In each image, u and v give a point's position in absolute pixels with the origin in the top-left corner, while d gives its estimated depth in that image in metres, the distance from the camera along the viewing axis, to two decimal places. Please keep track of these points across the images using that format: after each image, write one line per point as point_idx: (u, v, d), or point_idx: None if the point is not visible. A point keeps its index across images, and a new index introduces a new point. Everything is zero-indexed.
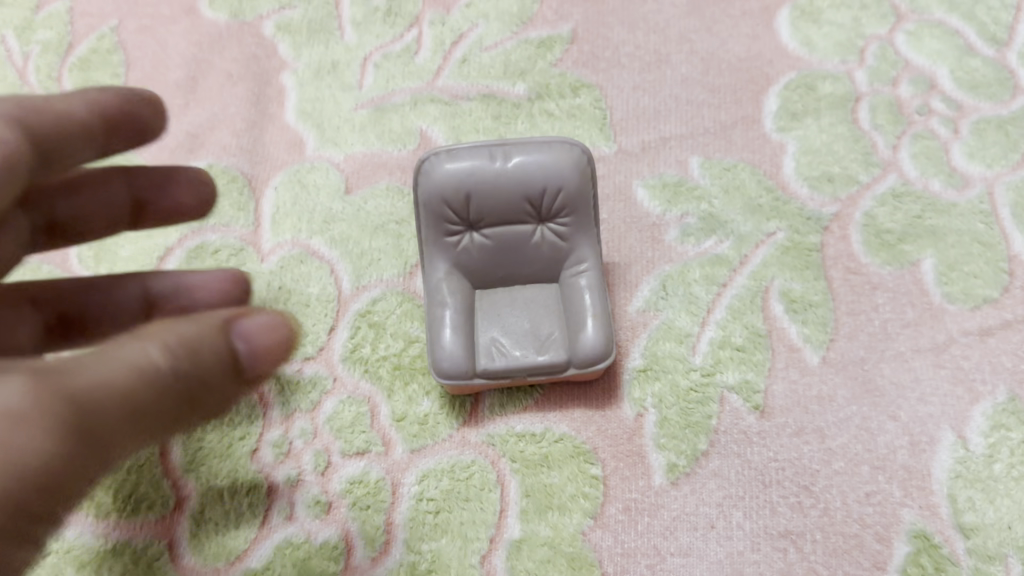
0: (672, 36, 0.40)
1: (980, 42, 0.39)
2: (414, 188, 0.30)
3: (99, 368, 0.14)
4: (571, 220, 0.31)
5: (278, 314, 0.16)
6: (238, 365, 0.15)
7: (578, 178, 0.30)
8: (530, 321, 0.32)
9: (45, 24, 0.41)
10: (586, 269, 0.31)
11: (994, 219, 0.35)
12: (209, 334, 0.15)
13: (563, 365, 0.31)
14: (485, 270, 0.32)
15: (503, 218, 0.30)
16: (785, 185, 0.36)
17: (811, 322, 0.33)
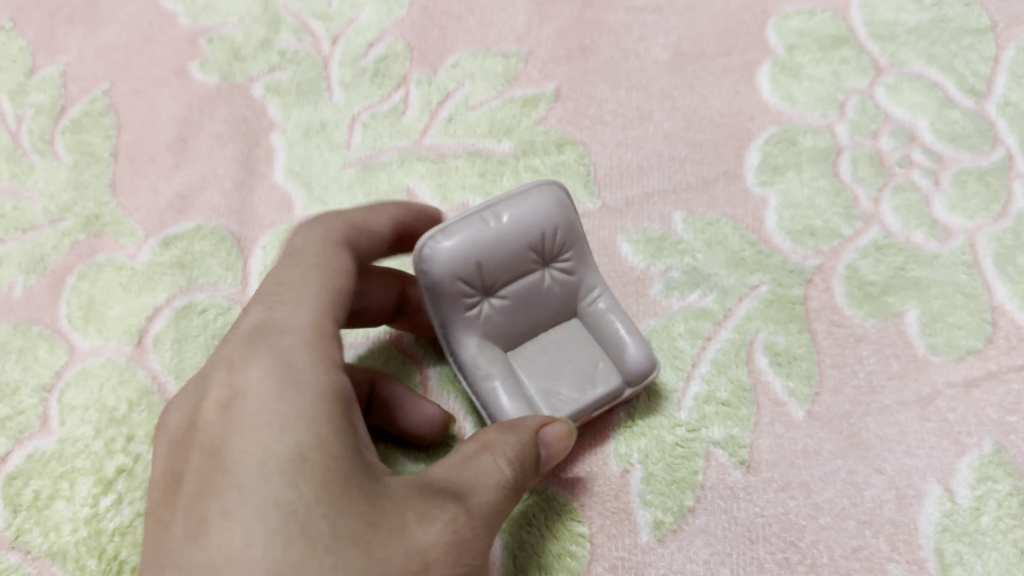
0: (655, 93, 0.40)
1: (959, 94, 0.39)
2: (421, 278, 0.30)
3: (475, 492, 0.24)
4: (573, 255, 0.32)
5: (562, 423, 0.27)
6: (545, 462, 0.26)
7: (566, 212, 0.31)
8: (571, 361, 0.32)
9: (37, 87, 0.42)
10: (600, 295, 0.32)
11: (977, 269, 0.35)
12: (528, 436, 0.26)
13: (619, 389, 0.31)
14: (512, 330, 0.32)
15: (517, 270, 0.31)
16: (767, 239, 0.37)
17: (796, 376, 0.33)
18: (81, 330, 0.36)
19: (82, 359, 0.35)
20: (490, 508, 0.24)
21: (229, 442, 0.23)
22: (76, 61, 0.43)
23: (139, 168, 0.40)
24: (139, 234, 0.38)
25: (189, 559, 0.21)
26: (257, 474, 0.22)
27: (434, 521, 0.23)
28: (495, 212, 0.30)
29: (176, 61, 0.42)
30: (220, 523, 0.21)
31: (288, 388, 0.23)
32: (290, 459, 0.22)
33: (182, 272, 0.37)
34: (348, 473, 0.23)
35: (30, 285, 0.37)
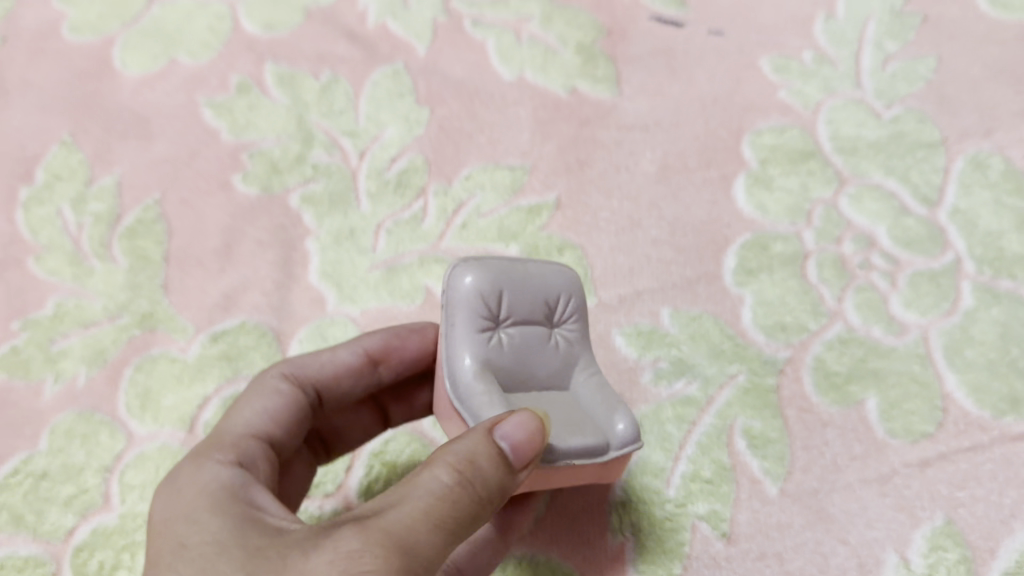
0: (644, 202, 0.46)
1: (913, 202, 0.44)
2: (452, 291, 0.33)
3: (399, 508, 0.25)
4: (578, 328, 0.35)
5: (518, 416, 0.27)
6: (505, 460, 0.26)
7: (580, 290, 0.35)
8: (566, 416, 0.32)
9: (96, 197, 0.47)
10: (594, 371, 0.35)
11: (929, 360, 0.40)
12: (477, 442, 0.26)
13: (604, 448, 0.31)
14: (512, 370, 0.33)
15: (527, 315, 0.34)
16: (744, 333, 0.42)
17: (771, 457, 0.38)
18: (139, 417, 0.41)
19: (138, 444, 0.40)
20: (413, 514, 0.25)
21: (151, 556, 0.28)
22: (130, 172, 0.48)
23: (188, 270, 0.45)
24: (189, 331, 0.43)
25: None
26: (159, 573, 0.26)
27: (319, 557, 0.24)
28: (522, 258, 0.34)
29: (219, 173, 0.48)
30: None
31: (183, 499, 0.29)
32: (178, 551, 0.27)
33: (228, 364, 0.42)
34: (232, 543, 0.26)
35: (91, 376, 0.42)
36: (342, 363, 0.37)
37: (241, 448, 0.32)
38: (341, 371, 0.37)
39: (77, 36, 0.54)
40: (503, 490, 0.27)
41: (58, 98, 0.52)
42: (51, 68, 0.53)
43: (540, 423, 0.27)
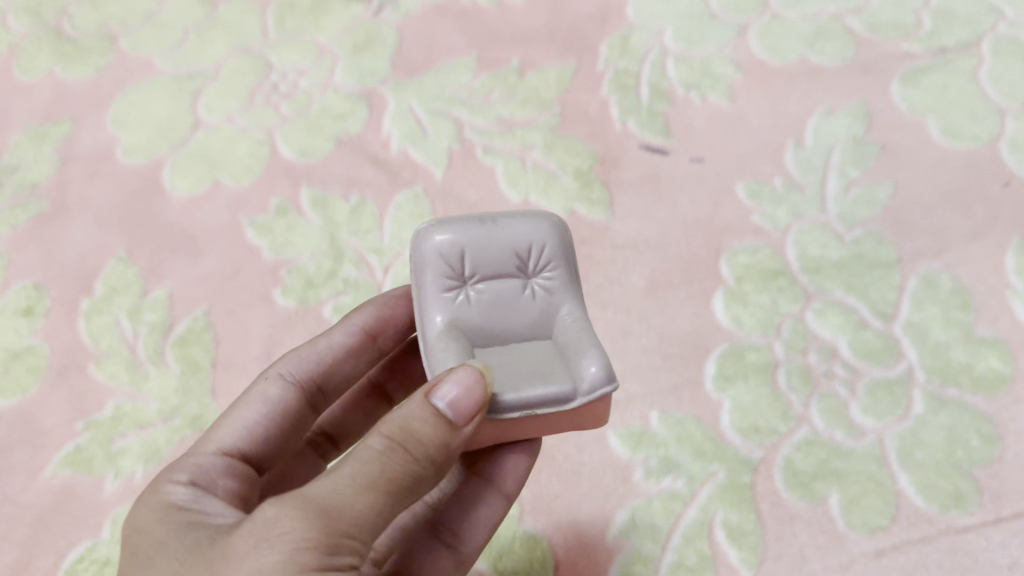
0: (635, 314, 0.52)
1: (872, 317, 0.51)
2: (417, 251, 0.38)
3: (338, 471, 0.29)
4: (553, 276, 0.38)
5: (456, 373, 0.31)
6: (444, 419, 0.30)
7: (556, 236, 0.38)
8: (533, 364, 0.35)
9: (150, 307, 0.54)
10: (571, 316, 0.37)
11: (884, 460, 0.46)
12: (417, 406, 0.30)
13: (569, 394, 0.34)
14: (482, 325, 0.37)
15: (494, 262, 0.37)
16: (722, 434, 0.47)
17: (746, 547, 0.44)
18: None
19: None
20: (348, 474, 0.29)
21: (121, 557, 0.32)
22: (179, 285, 0.54)
23: (233, 375, 0.51)
24: None
25: None
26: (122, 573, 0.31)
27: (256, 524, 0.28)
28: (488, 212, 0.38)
29: (261, 288, 0.54)
30: None
31: (141, 504, 0.33)
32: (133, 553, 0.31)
33: None
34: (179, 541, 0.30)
35: (149, 472, 0.48)
36: (335, 346, 0.42)
37: (205, 465, 0.35)
38: (336, 353, 0.42)
39: (131, 157, 0.61)
40: (445, 446, 0.30)
41: (116, 216, 0.58)
42: (108, 189, 0.60)
43: (479, 380, 0.31)
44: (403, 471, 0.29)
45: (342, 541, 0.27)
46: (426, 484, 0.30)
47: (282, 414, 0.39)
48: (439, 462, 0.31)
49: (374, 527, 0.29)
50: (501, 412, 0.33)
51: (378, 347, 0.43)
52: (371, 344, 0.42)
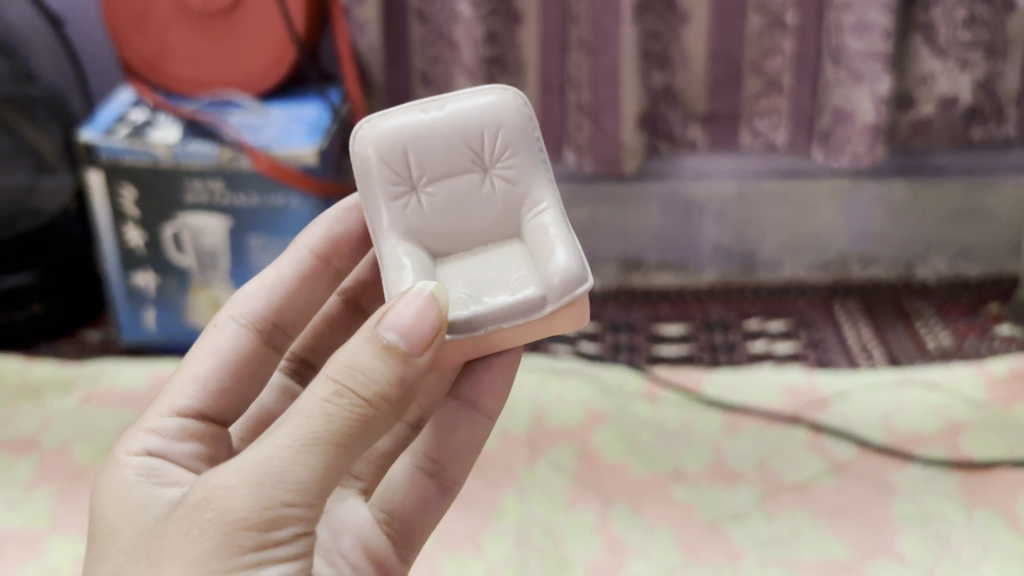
0: None
1: None
2: (387, 155, 0.92)
3: (299, 427, 0.71)
4: (499, 171, 0.94)
5: (403, 325, 0.73)
6: (388, 355, 0.72)
7: (485, 133, 0.93)
8: (501, 275, 0.91)
9: None
10: (529, 204, 0.95)
11: None
12: (375, 351, 0.72)
13: (534, 297, 0.88)
14: (436, 222, 0.94)
15: (450, 168, 0.93)
16: None
17: None
18: None
19: None
20: (302, 432, 0.71)
21: (118, 498, 0.80)
22: None
23: None
24: None
25: (114, 531, 0.78)
26: (122, 516, 0.78)
27: (228, 493, 0.70)
28: (432, 127, 0.93)
29: None
30: (117, 532, 0.77)
31: (127, 491, 0.80)
32: (135, 511, 0.78)
33: None
34: (154, 515, 0.77)
35: None
36: (293, 289, 0.99)
37: (155, 445, 0.85)
38: (292, 307, 0.99)
39: None
40: (394, 363, 0.72)
41: None
42: None
43: (415, 325, 0.73)
44: (321, 427, 0.71)
45: (272, 500, 0.70)
46: (365, 413, 0.72)
47: (232, 346, 0.94)
48: (377, 391, 0.72)
49: (312, 460, 0.71)
50: (479, 312, 0.86)
51: (332, 264, 1.01)
52: (326, 264, 1.00)
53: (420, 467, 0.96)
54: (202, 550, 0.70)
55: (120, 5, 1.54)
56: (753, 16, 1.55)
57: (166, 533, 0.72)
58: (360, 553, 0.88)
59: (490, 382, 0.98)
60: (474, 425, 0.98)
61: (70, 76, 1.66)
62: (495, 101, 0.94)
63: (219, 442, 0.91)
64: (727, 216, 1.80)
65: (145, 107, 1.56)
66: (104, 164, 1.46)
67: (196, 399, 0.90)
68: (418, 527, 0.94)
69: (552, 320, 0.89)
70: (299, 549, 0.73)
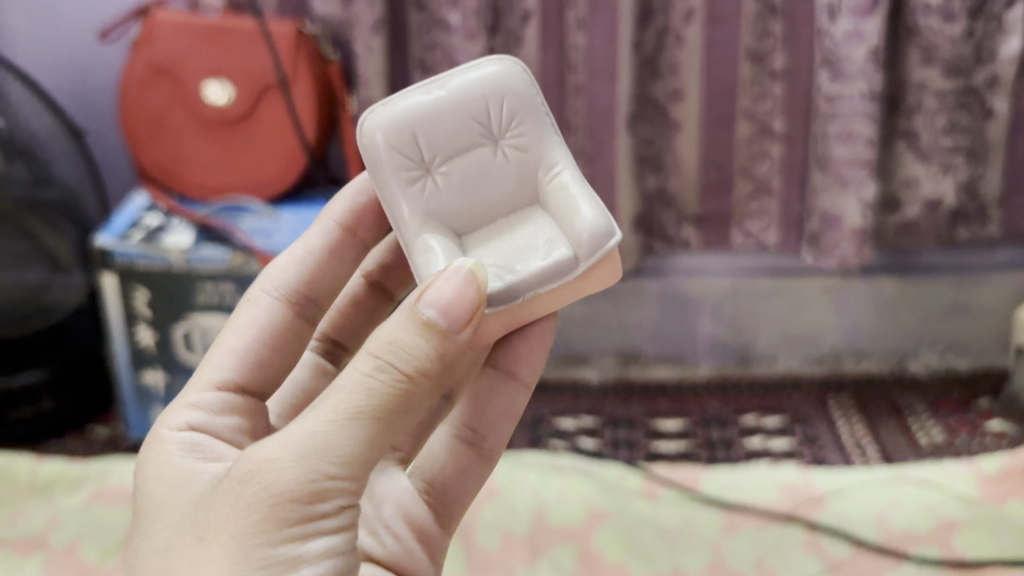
0: None
1: None
2: (394, 142, 0.90)
3: (342, 403, 0.72)
4: (509, 140, 0.93)
5: (442, 301, 0.73)
6: (429, 331, 0.73)
7: (489, 102, 0.92)
8: (530, 244, 0.90)
9: None
10: (546, 168, 0.93)
11: None
12: (414, 328, 0.73)
13: (566, 258, 0.87)
14: (458, 200, 0.92)
15: (461, 146, 0.91)
16: None
17: None
18: None
19: None
20: (344, 408, 0.72)
21: (162, 476, 0.82)
22: None
23: None
24: None
25: (160, 505, 0.80)
26: (167, 493, 0.80)
27: (274, 465, 0.71)
28: (437, 107, 0.91)
29: None
30: (162, 507, 0.79)
31: (171, 470, 0.82)
32: (177, 488, 0.80)
33: None
34: (197, 489, 0.79)
35: None
36: (324, 265, 1.01)
37: (197, 424, 0.88)
38: (324, 283, 1.01)
39: None
40: (435, 338, 0.73)
41: None
42: None
43: (455, 302, 0.74)
44: (363, 403, 0.71)
45: (316, 475, 0.71)
46: (405, 391, 0.72)
47: (267, 321, 0.97)
48: (418, 368, 0.72)
49: (355, 435, 0.71)
50: (512, 283, 0.86)
51: (356, 236, 1.02)
52: (351, 236, 1.02)
53: (458, 436, 0.97)
54: (250, 523, 0.71)
55: (138, 114, 1.62)
56: (742, 124, 1.64)
57: (212, 504, 0.74)
58: (401, 522, 0.91)
59: (527, 353, 0.98)
60: (512, 393, 0.99)
61: (87, 178, 1.69)
62: (494, 71, 0.92)
63: (258, 417, 0.94)
64: (722, 311, 1.84)
65: (159, 211, 1.62)
66: (119, 268, 1.51)
67: (234, 377, 0.93)
68: (456, 496, 0.96)
69: (585, 281, 0.89)
70: (343, 520, 0.75)
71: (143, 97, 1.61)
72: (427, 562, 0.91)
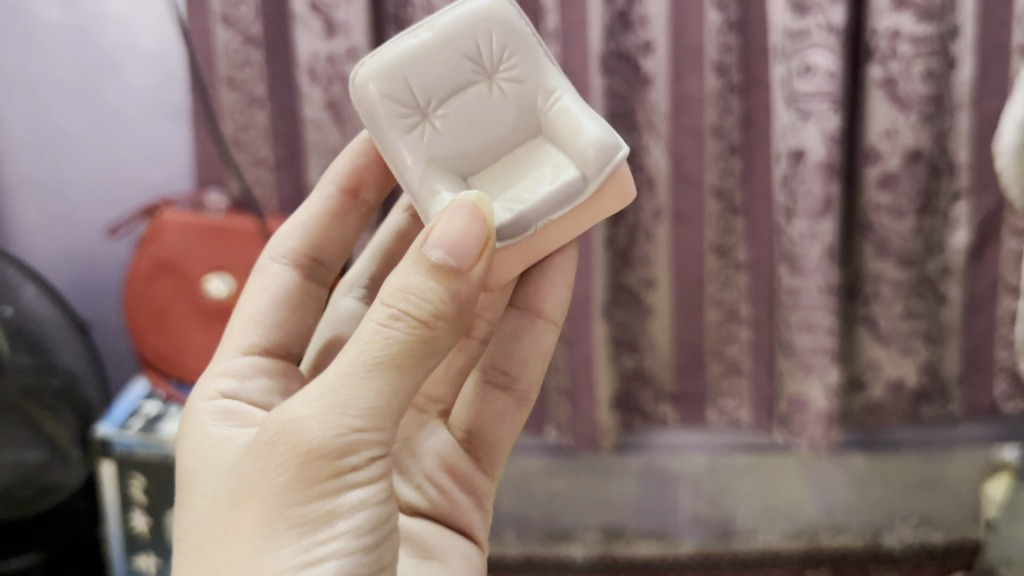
0: None
1: None
2: (385, 91, 0.97)
3: (360, 353, 0.80)
4: (504, 75, 1.01)
5: (449, 240, 0.82)
6: (437, 267, 0.82)
7: (476, 39, 0.99)
8: (540, 175, 0.98)
9: None
10: (544, 96, 1.01)
11: None
12: (425, 269, 0.82)
13: (577, 183, 0.96)
14: (459, 143, 1.01)
15: (454, 87, 1.00)
16: None
17: None
18: None
19: None
20: (363, 357, 0.80)
21: (201, 454, 0.96)
22: None
23: None
24: None
25: (203, 482, 0.91)
26: (208, 475, 0.91)
27: (297, 423, 0.80)
28: (426, 49, 0.98)
29: None
30: (203, 486, 0.90)
31: (211, 448, 0.96)
32: (212, 469, 0.92)
33: None
34: (232, 464, 0.88)
35: None
36: (329, 233, 1.22)
37: (228, 394, 1.05)
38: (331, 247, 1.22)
39: None
40: (445, 271, 0.82)
41: None
42: None
43: (459, 240, 0.82)
44: (381, 352, 0.80)
45: (341, 429, 0.79)
46: (418, 332, 0.81)
47: (280, 286, 1.18)
48: (429, 310, 0.81)
49: (375, 382, 0.80)
50: (521, 212, 0.94)
51: (355, 198, 1.20)
52: (352, 196, 1.20)
53: (491, 381, 1.14)
54: (282, 480, 0.80)
55: (142, 308, 1.72)
56: (711, 310, 1.75)
57: (246, 473, 0.82)
58: (439, 469, 1.08)
59: (547, 292, 1.11)
60: (537, 331, 1.13)
61: (86, 362, 1.74)
62: (477, 6, 1.00)
63: (286, 374, 1.14)
64: (701, 487, 1.91)
65: (158, 399, 1.72)
66: (118, 456, 1.57)
67: (261, 340, 1.14)
68: (493, 443, 1.13)
69: (603, 200, 0.98)
70: (372, 473, 0.83)
71: (147, 292, 1.71)
72: (466, 500, 1.08)
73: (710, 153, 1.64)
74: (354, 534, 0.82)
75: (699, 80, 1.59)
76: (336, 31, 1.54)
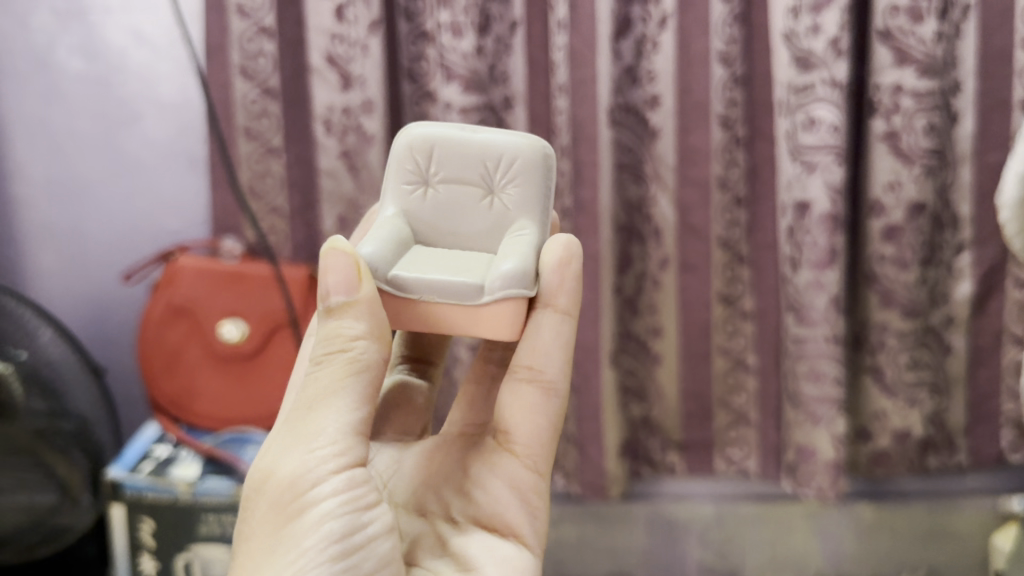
0: None
1: None
2: (415, 145, 1.03)
3: (303, 398, 0.87)
4: (509, 198, 1.02)
5: (337, 287, 0.85)
6: (329, 311, 0.86)
7: (506, 159, 1.02)
8: (449, 268, 0.95)
9: None
10: (519, 225, 1.01)
11: None
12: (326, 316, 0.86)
13: (477, 288, 0.92)
14: (428, 217, 1.03)
15: (462, 177, 1.03)
16: None
17: None
18: None
19: None
20: (305, 398, 0.87)
21: None
22: None
23: None
24: None
25: None
26: None
27: (267, 468, 0.88)
28: (464, 141, 1.03)
29: None
30: None
31: None
32: None
33: None
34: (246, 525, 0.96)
35: None
36: None
37: None
38: None
39: None
40: (338, 316, 0.85)
41: None
42: None
43: (345, 287, 0.85)
44: (315, 390, 0.86)
45: (299, 461, 0.85)
46: (337, 364, 0.85)
47: None
48: (343, 346, 0.85)
49: (315, 415, 0.86)
50: (417, 279, 0.92)
51: None
52: None
53: (519, 377, 1.01)
54: (264, 520, 0.86)
55: (155, 352, 1.74)
56: (718, 359, 1.76)
57: (241, 525, 0.90)
58: (489, 478, 1.05)
59: (556, 280, 0.97)
60: (552, 319, 0.98)
61: (100, 406, 1.74)
62: (525, 141, 1.03)
63: None
64: (708, 537, 1.91)
65: (169, 442, 1.73)
66: (128, 499, 1.58)
67: None
68: (527, 435, 1.03)
69: (489, 317, 0.93)
70: (348, 490, 0.86)
71: (160, 335, 1.73)
72: (512, 502, 1.04)
73: (717, 205, 1.67)
74: (320, 548, 0.84)
75: (705, 133, 1.62)
76: (352, 83, 1.58)
